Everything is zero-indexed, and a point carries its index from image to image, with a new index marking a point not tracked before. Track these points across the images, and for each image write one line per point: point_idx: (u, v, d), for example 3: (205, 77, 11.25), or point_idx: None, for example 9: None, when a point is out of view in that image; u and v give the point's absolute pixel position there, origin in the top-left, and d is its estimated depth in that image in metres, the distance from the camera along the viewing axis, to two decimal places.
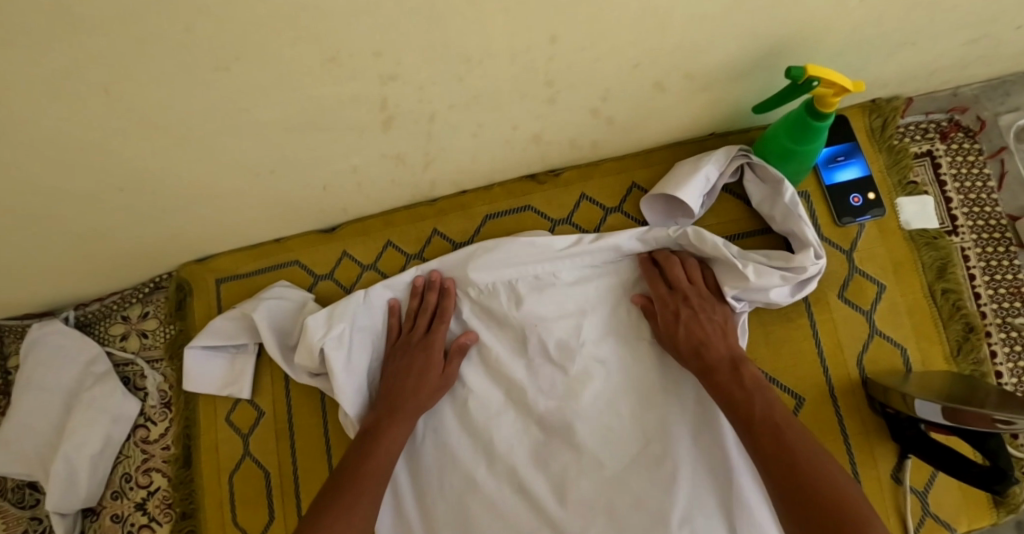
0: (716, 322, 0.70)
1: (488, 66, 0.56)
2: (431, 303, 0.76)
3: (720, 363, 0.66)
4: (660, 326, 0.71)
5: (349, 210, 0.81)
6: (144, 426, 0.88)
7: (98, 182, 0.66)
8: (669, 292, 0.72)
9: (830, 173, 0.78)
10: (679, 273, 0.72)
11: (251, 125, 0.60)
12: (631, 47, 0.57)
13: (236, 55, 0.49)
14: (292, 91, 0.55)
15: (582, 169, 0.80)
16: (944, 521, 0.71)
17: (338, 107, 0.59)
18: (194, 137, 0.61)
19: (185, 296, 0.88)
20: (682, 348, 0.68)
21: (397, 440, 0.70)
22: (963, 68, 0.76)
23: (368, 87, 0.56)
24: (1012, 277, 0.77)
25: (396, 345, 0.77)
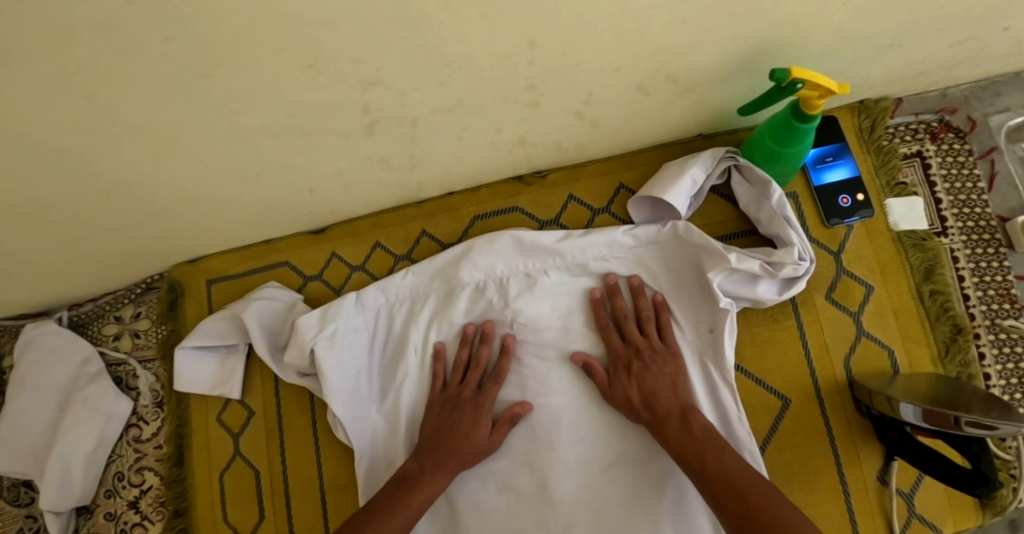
0: (669, 372, 0.70)
1: (470, 70, 0.56)
2: (483, 358, 0.74)
3: (671, 415, 0.66)
4: (610, 381, 0.71)
5: (337, 212, 0.81)
6: (136, 425, 0.89)
7: (85, 186, 0.66)
8: (622, 345, 0.72)
9: (818, 174, 0.78)
10: (629, 326, 0.73)
11: (234, 130, 0.60)
12: (612, 51, 0.57)
13: (215, 62, 0.49)
14: (273, 96, 0.55)
15: (570, 170, 0.80)
16: (929, 523, 0.71)
17: (321, 112, 0.59)
18: (178, 142, 0.61)
19: (177, 297, 0.88)
20: (636, 404, 0.68)
21: (429, 498, 0.67)
22: (952, 69, 0.75)
23: (349, 92, 0.56)
24: (1001, 279, 0.76)
25: (443, 397, 0.74)
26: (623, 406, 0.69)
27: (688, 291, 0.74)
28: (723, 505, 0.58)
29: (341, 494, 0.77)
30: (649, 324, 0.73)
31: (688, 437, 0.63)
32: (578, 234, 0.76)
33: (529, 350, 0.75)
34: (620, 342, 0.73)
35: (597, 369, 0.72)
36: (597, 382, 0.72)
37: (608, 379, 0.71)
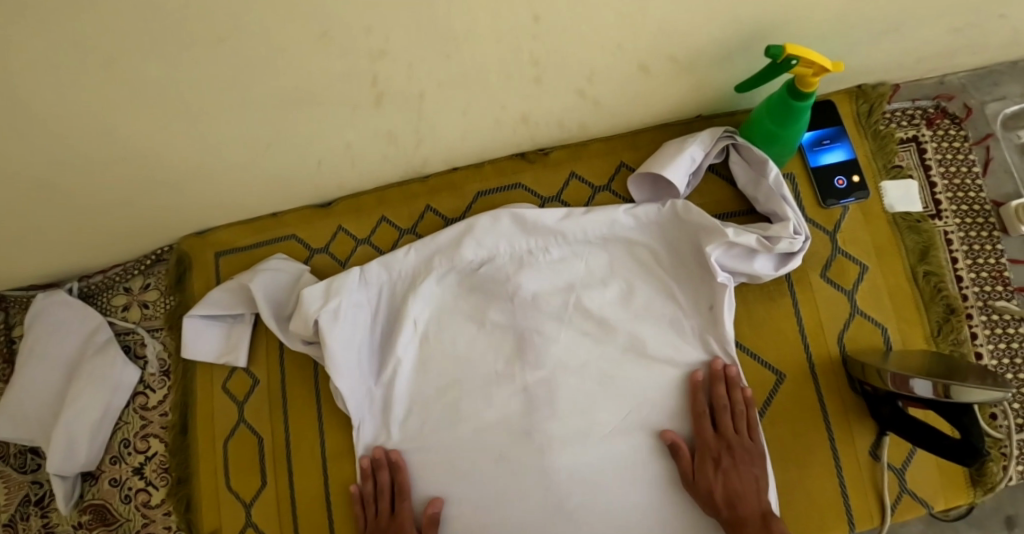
0: (755, 473, 0.68)
1: (476, 43, 0.58)
2: (385, 485, 0.74)
3: (751, 517, 0.65)
4: (696, 475, 0.68)
5: (344, 186, 0.82)
6: (143, 393, 0.90)
7: (100, 153, 0.68)
8: (713, 436, 0.70)
9: (815, 157, 0.79)
10: (724, 418, 0.70)
11: (245, 98, 0.62)
12: (615, 28, 0.59)
13: (229, 27, 0.51)
14: (284, 64, 0.57)
15: (572, 148, 0.82)
16: (920, 500, 0.72)
17: (332, 82, 0.60)
18: (191, 109, 0.62)
19: (184, 270, 0.89)
20: (717, 499, 0.67)
21: None
22: (949, 56, 0.77)
23: (358, 63, 0.58)
24: (993, 262, 0.77)
25: (373, 532, 0.74)
26: (704, 497, 0.67)
27: (685, 265, 0.75)
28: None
29: (342, 461, 0.79)
30: (742, 419, 0.71)
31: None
32: (579, 212, 0.77)
33: (529, 322, 0.76)
34: (711, 432, 0.71)
35: (685, 454, 0.69)
36: (681, 468, 0.69)
37: (692, 468, 0.69)
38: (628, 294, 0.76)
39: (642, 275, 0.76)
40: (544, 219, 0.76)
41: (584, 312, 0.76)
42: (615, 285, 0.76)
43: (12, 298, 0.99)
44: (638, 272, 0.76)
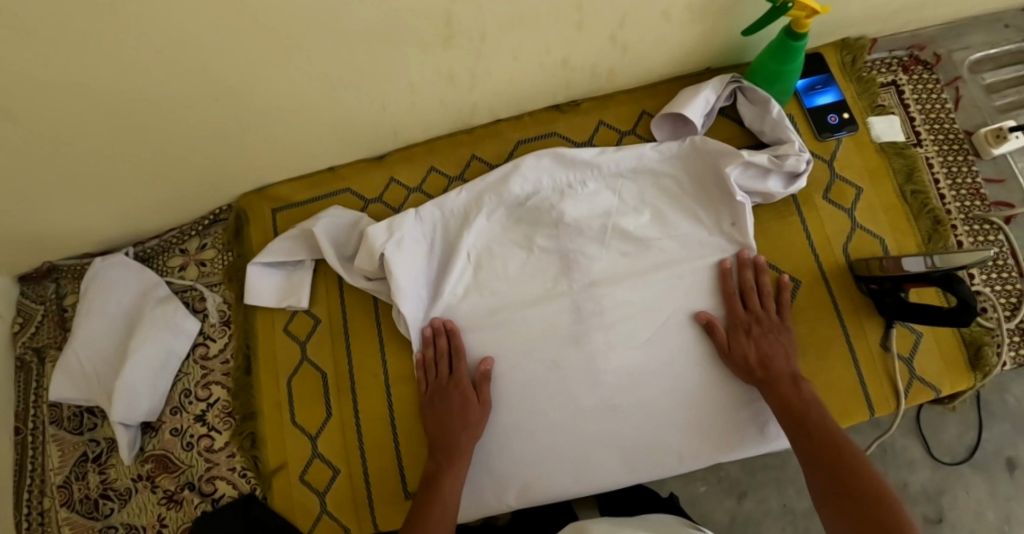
0: (782, 340, 0.79)
1: None
2: (443, 347, 0.82)
3: (783, 376, 0.76)
4: (730, 343, 0.79)
5: (398, 137, 0.91)
6: (203, 344, 0.95)
7: (188, 107, 0.73)
8: (744, 311, 0.80)
9: (810, 99, 0.91)
10: (752, 297, 0.81)
11: (332, 46, 0.69)
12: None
13: None
14: (372, 11, 0.64)
15: (600, 99, 0.92)
16: (929, 384, 0.82)
17: (414, 23, 0.68)
18: (280, 60, 0.69)
19: (243, 224, 0.96)
20: (751, 362, 0.77)
21: (456, 482, 0.75)
22: (920, 10, 0.90)
23: (437, 4, 0.66)
24: (970, 181, 0.90)
25: (430, 394, 0.82)
26: (739, 363, 0.78)
27: (707, 191, 0.85)
28: (815, 452, 0.70)
29: (405, 385, 0.86)
30: (768, 298, 0.81)
31: (797, 396, 0.74)
32: (612, 149, 0.86)
33: (572, 246, 0.85)
34: (740, 308, 0.81)
35: (719, 330, 0.80)
36: (716, 341, 0.80)
37: (727, 340, 0.79)
38: (659, 219, 0.85)
39: (670, 202, 0.85)
40: (583, 155, 0.86)
41: (622, 239, 0.85)
42: (647, 208, 0.85)
43: (65, 267, 1.02)
44: (666, 199, 0.86)
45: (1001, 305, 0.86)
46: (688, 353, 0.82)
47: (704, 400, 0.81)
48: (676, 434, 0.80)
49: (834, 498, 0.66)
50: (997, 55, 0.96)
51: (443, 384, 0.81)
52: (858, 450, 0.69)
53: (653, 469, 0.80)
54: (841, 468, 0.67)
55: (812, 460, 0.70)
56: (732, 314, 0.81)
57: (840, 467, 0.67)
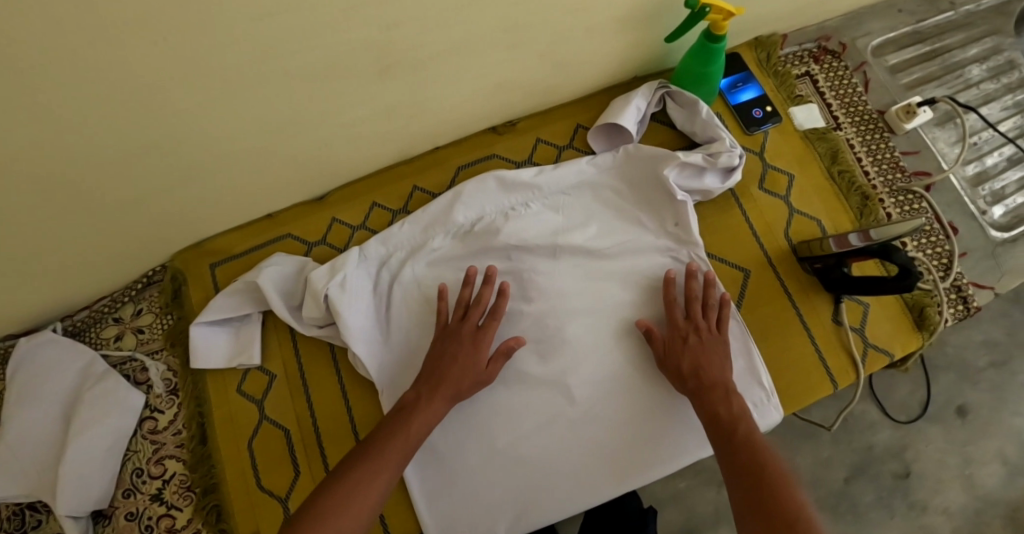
0: (721, 351, 0.77)
1: (466, 17, 0.68)
2: (485, 299, 0.80)
3: (716, 385, 0.74)
4: (667, 352, 0.78)
5: (334, 178, 0.89)
6: (151, 417, 0.89)
7: (113, 170, 0.70)
8: (683, 321, 0.79)
9: (734, 97, 0.95)
10: (695, 307, 0.80)
11: (264, 94, 0.68)
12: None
13: (254, 24, 0.57)
14: (303, 54, 0.64)
15: (536, 117, 0.92)
16: (883, 350, 0.85)
17: (347, 56, 0.67)
18: (210, 111, 0.67)
19: (180, 285, 0.91)
20: (684, 371, 0.76)
21: (426, 423, 0.72)
22: (824, 2, 0.95)
23: (368, 44, 0.66)
24: (889, 156, 0.95)
25: (443, 332, 0.79)
26: (673, 370, 0.77)
27: (652, 198, 0.87)
28: (739, 465, 0.66)
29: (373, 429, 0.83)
30: (710, 309, 0.80)
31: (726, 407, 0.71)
32: (551, 167, 0.87)
33: (527, 265, 0.85)
34: (681, 317, 0.80)
35: (656, 338, 0.79)
36: (654, 348, 0.79)
37: (663, 348, 0.78)
38: (606, 230, 0.86)
39: (615, 215, 0.87)
40: (522, 178, 0.86)
41: (572, 256, 0.85)
42: (593, 221, 0.86)
43: None
44: (610, 212, 0.87)
45: (934, 268, 0.90)
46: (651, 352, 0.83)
47: (675, 400, 0.81)
48: (655, 439, 0.80)
49: (750, 509, 0.62)
50: (896, 38, 1.02)
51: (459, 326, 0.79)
52: (783, 469, 0.65)
53: (637, 478, 0.79)
54: (760, 486, 0.63)
55: (736, 475, 0.65)
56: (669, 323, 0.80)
57: (761, 485, 0.63)
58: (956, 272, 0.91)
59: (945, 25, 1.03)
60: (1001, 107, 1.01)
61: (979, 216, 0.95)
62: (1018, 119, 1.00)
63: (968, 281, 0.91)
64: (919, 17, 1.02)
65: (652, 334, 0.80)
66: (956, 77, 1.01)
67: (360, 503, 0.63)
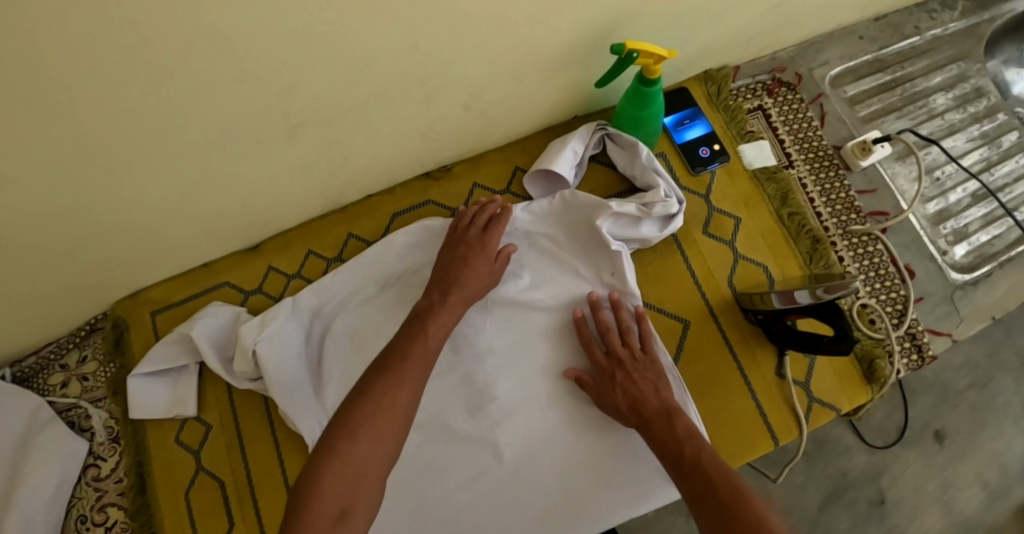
0: (652, 378, 0.76)
1: (372, 74, 0.67)
2: (491, 210, 0.83)
3: (656, 414, 0.72)
4: (603, 393, 0.77)
5: (267, 228, 0.89)
6: (94, 464, 0.90)
7: (30, 239, 0.70)
8: (604, 358, 0.79)
9: (679, 135, 0.91)
10: (612, 339, 0.79)
11: (173, 159, 0.67)
12: (492, 39, 0.69)
13: (140, 100, 0.56)
14: (204, 119, 0.63)
15: (470, 162, 0.91)
16: (828, 405, 0.82)
17: (255, 120, 0.66)
18: (117, 178, 0.66)
19: (121, 333, 0.92)
20: (623, 408, 0.75)
21: (443, 326, 0.74)
22: (772, 33, 0.92)
23: (271, 105, 0.65)
24: (844, 196, 0.91)
25: (452, 239, 0.82)
26: (615, 411, 0.76)
27: (585, 247, 0.85)
28: (693, 486, 0.63)
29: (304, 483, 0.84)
30: (628, 335, 0.79)
31: (668, 432, 0.69)
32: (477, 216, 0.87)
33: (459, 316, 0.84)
34: (602, 353, 0.79)
35: (587, 382, 0.79)
36: (590, 392, 0.79)
37: (597, 391, 0.78)
38: (536, 277, 0.85)
39: (550, 262, 0.86)
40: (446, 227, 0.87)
41: (503, 306, 0.84)
42: (529, 265, 0.86)
43: None
44: (545, 259, 0.86)
45: (887, 315, 0.87)
46: (585, 402, 0.82)
47: (603, 458, 0.81)
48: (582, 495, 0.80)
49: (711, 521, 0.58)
50: (856, 67, 0.98)
51: (464, 237, 0.82)
52: (735, 478, 0.61)
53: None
54: (716, 501, 0.59)
55: (693, 495, 0.62)
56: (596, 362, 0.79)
57: (715, 499, 0.59)
58: (911, 320, 0.87)
59: (909, 51, 0.99)
60: (966, 138, 0.97)
61: (938, 256, 0.91)
62: (982, 150, 0.97)
63: (923, 328, 0.87)
64: (879, 44, 0.98)
65: (585, 378, 0.79)
66: (920, 107, 0.97)
67: (396, 397, 0.64)
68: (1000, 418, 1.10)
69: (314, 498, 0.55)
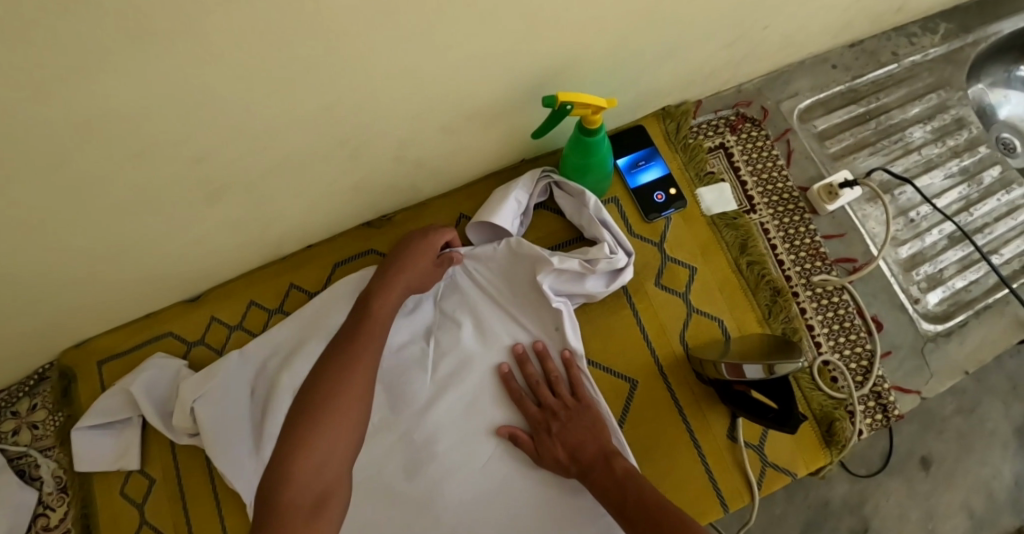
0: (587, 423, 0.75)
1: (285, 136, 0.64)
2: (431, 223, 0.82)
3: (596, 461, 0.71)
4: (540, 447, 0.74)
5: (207, 280, 0.87)
6: (43, 514, 0.89)
7: None
8: (538, 411, 0.76)
9: (633, 178, 0.87)
10: (543, 391, 0.77)
11: (85, 226, 0.64)
12: (411, 97, 0.65)
13: (26, 175, 0.53)
14: (109, 188, 0.60)
15: (413, 209, 0.88)
16: (782, 469, 0.78)
17: (166, 187, 0.64)
18: (27, 248, 0.64)
19: (69, 383, 0.91)
20: (563, 459, 0.72)
21: (394, 301, 0.74)
22: (733, 68, 0.86)
23: (181, 172, 0.62)
24: (809, 241, 0.86)
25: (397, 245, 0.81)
26: (554, 465, 0.73)
27: (527, 300, 0.81)
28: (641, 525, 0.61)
29: None
30: (559, 385, 0.78)
31: (610, 478, 0.68)
32: None
33: (395, 374, 0.81)
34: (536, 406, 0.77)
35: (524, 438, 0.76)
36: (527, 450, 0.76)
37: (534, 446, 0.75)
38: (480, 328, 0.82)
39: (496, 313, 0.83)
40: None
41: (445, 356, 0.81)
42: (466, 317, 0.82)
43: None
44: (490, 309, 0.83)
45: (851, 372, 0.82)
46: (527, 464, 0.79)
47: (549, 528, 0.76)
48: None
49: None
50: (827, 99, 0.93)
51: (410, 233, 0.82)
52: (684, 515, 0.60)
53: None
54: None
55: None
56: (529, 414, 0.77)
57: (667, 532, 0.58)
58: (877, 377, 0.82)
59: (887, 79, 0.94)
60: (944, 174, 0.92)
61: (910, 305, 0.86)
62: (962, 188, 0.92)
63: (889, 385, 0.82)
64: (853, 73, 0.93)
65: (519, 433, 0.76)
66: (895, 142, 0.92)
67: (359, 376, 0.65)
68: (987, 444, 1.06)
69: (295, 482, 0.56)
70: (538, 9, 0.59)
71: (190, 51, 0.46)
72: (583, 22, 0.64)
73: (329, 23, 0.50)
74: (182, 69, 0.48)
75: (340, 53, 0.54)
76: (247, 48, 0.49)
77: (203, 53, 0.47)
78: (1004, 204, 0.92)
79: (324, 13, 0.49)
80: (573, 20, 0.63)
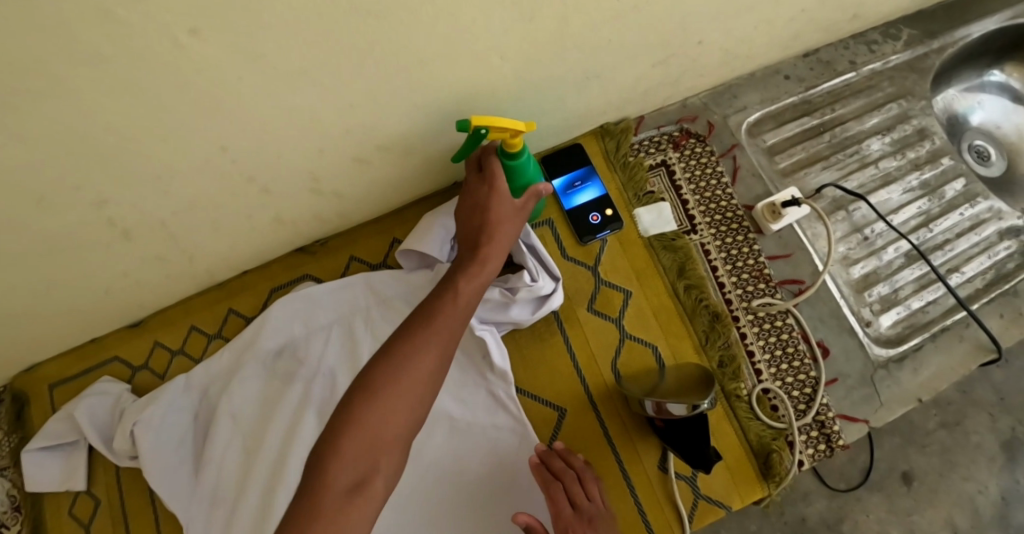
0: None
1: (189, 178, 0.63)
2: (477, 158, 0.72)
3: None
4: None
5: (148, 307, 0.89)
6: None
7: None
8: (570, 514, 0.65)
9: (568, 199, 0.84)
10: (578, 489, 0.67)
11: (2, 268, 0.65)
12: (312, 133, 0.64)
13: None
14: (14, 233, 0.61)
15: (346, 236, 0.91)
16: (715, 503, 0.75)
17: (75, 229, 0.64)
18: None
19: (22, 406, 0.91)
20: None
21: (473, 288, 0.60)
22: (672, 85, 0.84)
23: (88, 215, 0.62)
24: (753, 263, 0.83)
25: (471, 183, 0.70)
26: None
27: None
28: None
29: None
30: (592, 484, 0.69)
31: None
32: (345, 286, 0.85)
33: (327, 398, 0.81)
34: (569, 507, 0.66)
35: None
36: None
37: None
38: None
39: None
40: (308, 295, 0.85)
41: None
42: None
43: None
44: None
45: (793, 401, 0.78)
46: (450, 495, 0.73)
47: None
48: None
49: None
50: (778, 111, 0.90)
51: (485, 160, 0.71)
52: None
53: None
54: None
55: None
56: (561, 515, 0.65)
57: None
58: (820, 405, 0.78)
59: (844, 89, 0.91)
60: (903, 189, 0.88)
61: (860, 329, 0.82)
62: (922, 202, 0.88)
63: (834, 414, 0.78)
64: (807, 84, 0.90)
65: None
66: (850, 155, 0.89)
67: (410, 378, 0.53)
68: (970, 459, 0.93)
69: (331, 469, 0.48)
70: (424, 44, 0.57)
71: (50, 99, 0.46)
72: (481, 53, 0.62)
73: (192, 73, 0.49)
74: (41, 119, 0.48)
75: (217, 99, 0.54)
76: (106, 101, 0.49)
77: (57, 103, 0.47)
78: (968, 219, 0.88)
79: (178, 61, 0.48)
80: (470, 52, 0.61)
